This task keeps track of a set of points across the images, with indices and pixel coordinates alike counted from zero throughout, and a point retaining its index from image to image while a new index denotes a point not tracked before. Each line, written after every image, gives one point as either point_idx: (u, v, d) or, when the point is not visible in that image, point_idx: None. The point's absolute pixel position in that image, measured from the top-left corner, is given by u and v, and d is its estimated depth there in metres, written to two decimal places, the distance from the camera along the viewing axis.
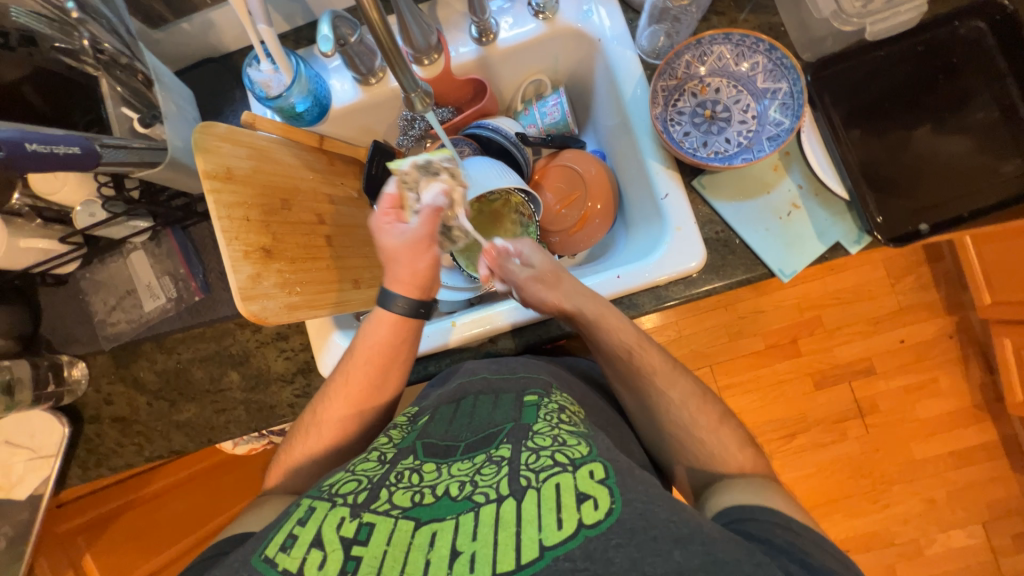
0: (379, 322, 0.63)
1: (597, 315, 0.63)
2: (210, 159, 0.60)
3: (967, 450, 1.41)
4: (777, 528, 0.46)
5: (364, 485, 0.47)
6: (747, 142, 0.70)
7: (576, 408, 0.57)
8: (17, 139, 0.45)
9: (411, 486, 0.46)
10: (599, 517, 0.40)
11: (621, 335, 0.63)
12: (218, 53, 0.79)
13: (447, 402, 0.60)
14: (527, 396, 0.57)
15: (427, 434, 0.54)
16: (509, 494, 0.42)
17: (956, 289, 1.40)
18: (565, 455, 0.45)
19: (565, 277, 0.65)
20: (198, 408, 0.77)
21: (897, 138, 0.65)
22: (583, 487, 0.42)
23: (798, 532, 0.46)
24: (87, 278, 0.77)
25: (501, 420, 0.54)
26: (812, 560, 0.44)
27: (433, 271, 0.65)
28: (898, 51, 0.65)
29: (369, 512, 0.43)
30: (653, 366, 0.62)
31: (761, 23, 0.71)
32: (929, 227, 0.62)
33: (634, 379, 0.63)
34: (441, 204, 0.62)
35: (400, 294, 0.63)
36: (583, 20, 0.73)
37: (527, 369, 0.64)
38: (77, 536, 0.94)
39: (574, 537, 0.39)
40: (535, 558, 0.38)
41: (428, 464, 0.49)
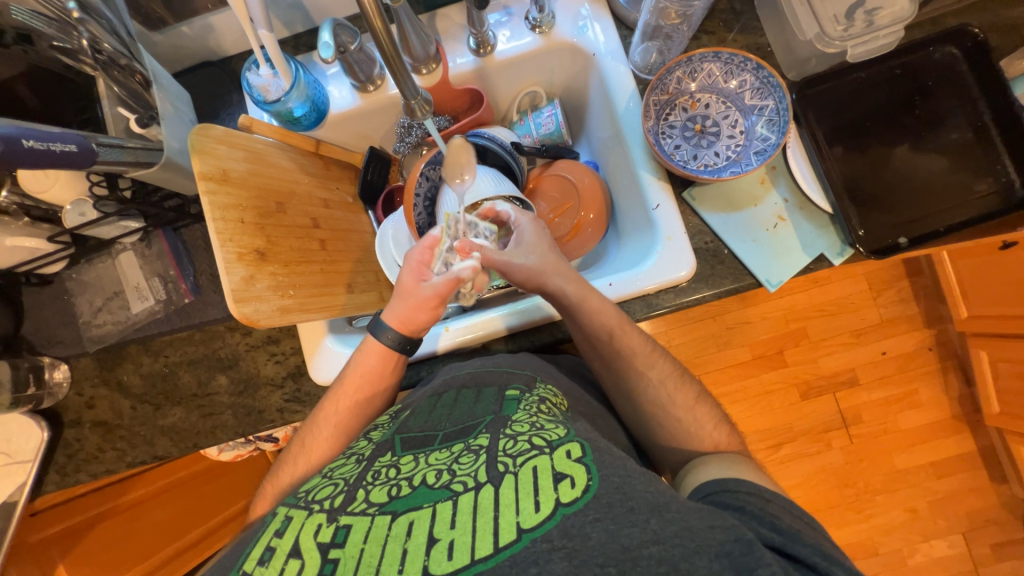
0: (368, 350, 0.65)
1: (579, 293, 0.64)
2: (207, 161, 0.60)
3: (947, 460, 1.44)
4: (749, 496, 0.47)
5: (341, 488, 0.47)
6: (736, 156, 0.73)
7: (559, 400, 0.57)
8: (14, 135, 0.45)
9: (388, 481, 0.46)
10: (576, 494, 0.40)
11: (601, 316, 0.63)
12: (216, 57, 0.79)
13: (427, 397, 0.60)
14: (507, 391, 0.57)
15: (406, 428, 0.54)
16: (487, 481, 0.42)
17: (935, 303, 1.45)
18: (542, 439, 0.46)
19: (550, 256, 0.66)
20: (184, 412, 0.76)
21: (878, 155, 0.68)
22: (561, 467, 0.42)
23: (770, 499, 0.47)
24: (74, 279, 0.75)
25: (481, 412, 0.53)
26: (783, 523, 0.44)
27: (429, 325, 0.66)
28: (877, 73, 0.68)
29: (346, 514, 0.43)
30: (647, 365, 0.63)
31: (749, 43, 0.74)
32: (908, 241, 0.64)
33: (622, 366, 0.63)
34: (465, 275, 0.62)
35: (392, 327, 0.65)
36: (579, 35, 0.75)
37: (512, 364, 0.64)
38: (50, 546, 0.89)
39: (551, 517, 0.39)
40: (512, 540, 0.38)
41: (406, 457, 0.49)
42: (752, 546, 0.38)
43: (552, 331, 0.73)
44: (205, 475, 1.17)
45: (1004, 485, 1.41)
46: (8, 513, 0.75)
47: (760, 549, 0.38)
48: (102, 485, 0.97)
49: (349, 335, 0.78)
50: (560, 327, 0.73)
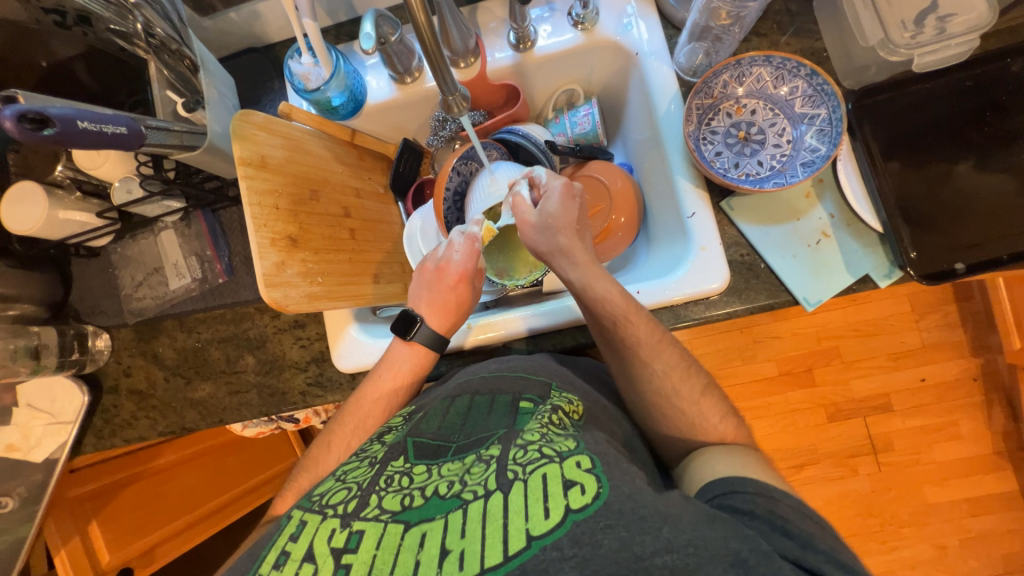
0: (400, 345, 0.68)
1: (589, 278, 0.62)
2: (246, 147, 0.61)
3: (984, 498, 1.36)
4: (756, 497, 0.45)
5: (354, 492, 0.47)
6: (780, 166, 0.69)
7: (573, 409, 0.55)
8: (70, 115, 0.46)
9: (401, 489, 0.46)
10: (586, 501, 0.39)
11: (610, 304, 0.60)
12: (261, 44, 0.80)
13: (441, 400, 0.60)
14: (521, 401, 0.56)
15: (418, 432, 0.55)
16: (496, 489, 0.42)
17: (984, 331, 1.36)
18: (552, 448, 0.45)
19: (572, 235, 0.63)
20: (212, 388, 0.78)
21: (938, 172, 0.63)
22: (571, 476, 0.42)
23: (778, 499, 0.45)
24: (118, 253, 0.79)
25: (494, 423, 0.53)
26: (794, 528, 0.42)
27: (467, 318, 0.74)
28: (944, 84, 0.64)
29: (359, 520, 0.44)
30: (652, 358, 0.59)
31: (803, 47, 0.70)
32: (965, 267, 0.60)
33: (623, 353, 0.61)
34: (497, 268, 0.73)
35: (425, 328, 0.68)
36: (622, 33, 0.73)
37: (527, 367, 0.63)
38: (84, 503, 0.92)
39: (561, 525, 0.38)
40: (522, 548, 0.38)
41: (419, 467, 0.49)
42: (768, 557, 0.37)
43: (574, 335, 0.73)
44: (229, 447, 1.22)
45: None
46: (48, 469, 0.79)
47: (776, 558, 0.37)
48: (133, 450, 1.01)
49: (373, 325, 0.79)
50: (583, 331, 0.72)
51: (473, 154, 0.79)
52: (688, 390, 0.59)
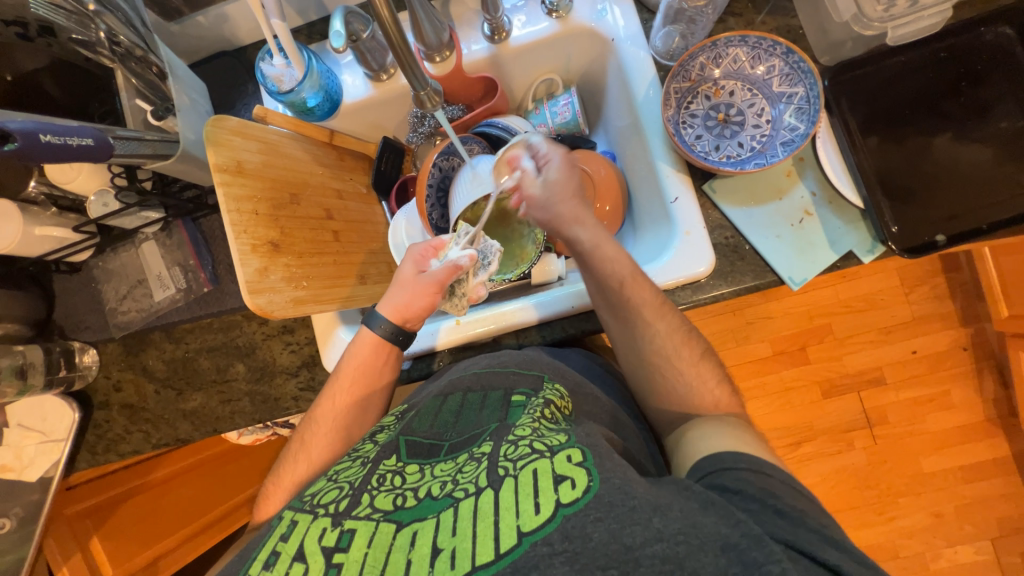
0: (361, 342, 0.66)
1: (592, 240, 0.63)
2: (222, 153, 0.60)
3: (978, 464, 1.38)
4: (748, 474, 0.45)
5: (346, 491, 0.47)
6: (761, 147, 0.69)
7: (564, 402, 0.56)
8: (31, 129, 0.45)
9: (393, 488, 0.47)
10: (577, 495, 0.40)
11: (615, 265, 0.61)
12: (232, 46, 0.79)
13: (432, 397, 0.60)
14: (512, 396, 0.57)
15: (411, 430, 0.55)
16: (488, 485, 0.43)
17: (973, 301, 1.37)
18: (543, 443, 0.45)
19: (574, 202, 0.64)
20: (204, 398, 0.78)
21: (916, 145, 0.64)
22: (561, 470, 0.42)
23: (769, 474, 0.46)
24: (100, 267, 0.78)
25: (486, 420, 0.54)
26: (785, 505, 0.43)
27: (425, 315, 0.67)
28: (919, 57, 0.64)
29: (351, 519, 0.44)
30: (656, 319, 0.60)
31: (779, 25, 0.70)
32: (946, 238, 0.60)
33: (630, 314, 0.61)
34: (464, 263, 0.65)
35: (386, 317, 0.66)
36: (597, 20, 0.73)
37: (519, 362, 0.63)
38: (84, 519, 0.93)
39: (551, 520, 0.38)
40: (513, 545, 0.38)
41: (411, 466, 0.49)
42: (759, 540, 0.37)
43: (563, 326, 0.73)
44: (226, 456, 1.21)
45: None
46: (44, 488, 0.79)
47: (767, 541, 0.37)
48: (130, 464, 1.01)
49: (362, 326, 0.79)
50: (571, 322, 0.73)
51: (454, 149, 0.78)
52: (677, 376, 0.59)
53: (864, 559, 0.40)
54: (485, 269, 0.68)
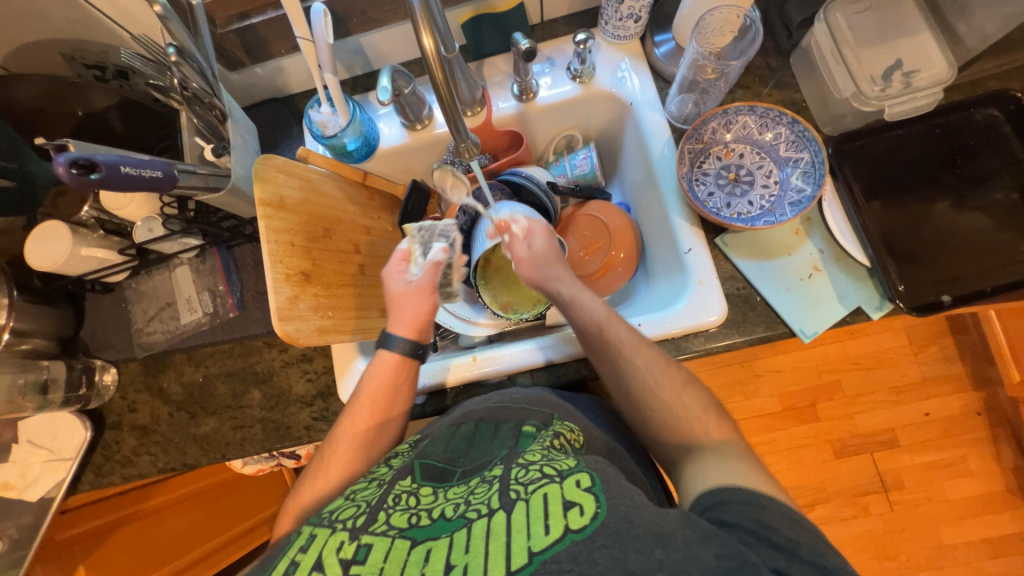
0: (380, 364, 0.67)
1: (571, 285, 0.69)
2: (266, 188, 0.65)
3: (1000, 538, 1.32)
4: (745, 508, 0.44)
5: (362, 509, 0.48)
6: (770, 206, 0.73)
7: (575, 435, 0.56)
8: (114, 161, 0.50)
9: (408, 508, 0.47)
10: (585, 522, 0.39)
11: (590, 310, 0.66)
12: (282, 94, 0.86)
13: (447, 426, 0.61)
14: (524, 427, 0.57)
15: (425, 454, 0.55)
16: (500, 507, 0.43)
17: (983, 364, 1.37)
18: (553, 468, 0.46)
19: (557, 261, 0.70)
20: (216, 423, 0.78)
21: (917, 210, 0.68)
22: (571, 496, 0.41)
23: (765, 506, 0.44)
24: (132, 288, 0.81)
25: (497, 447, 0.55)
26: (780, 538, 0.42)
27: (432, 317, 0.70)
28: (916, 132, 0.69)
29: (367, 534, 0.44)
30: (633, 354, 0.62)
31: (784, 98, 0.76)
32: (951, 299, 0.63)
33: (608, 353, 0.63)
34: (442, 258, 0.71)
35: (402, 336, 0.68)
36: (617, 86, 0.79)
37: (530, 399, 0.64)
38: (74, 545, 0.91)
39: (560, 540, 0.39)
40: (523, 564, 0.38)
41: (425, 488, 0.50)
42: None
43: (577, 367, 0.74)
44: (221, 489, 1.20)
45: None
46: (42, 509, 0.78)
47: None
48: (125, 490, 0.99)
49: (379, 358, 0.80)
50: (586, 363, 0.74)
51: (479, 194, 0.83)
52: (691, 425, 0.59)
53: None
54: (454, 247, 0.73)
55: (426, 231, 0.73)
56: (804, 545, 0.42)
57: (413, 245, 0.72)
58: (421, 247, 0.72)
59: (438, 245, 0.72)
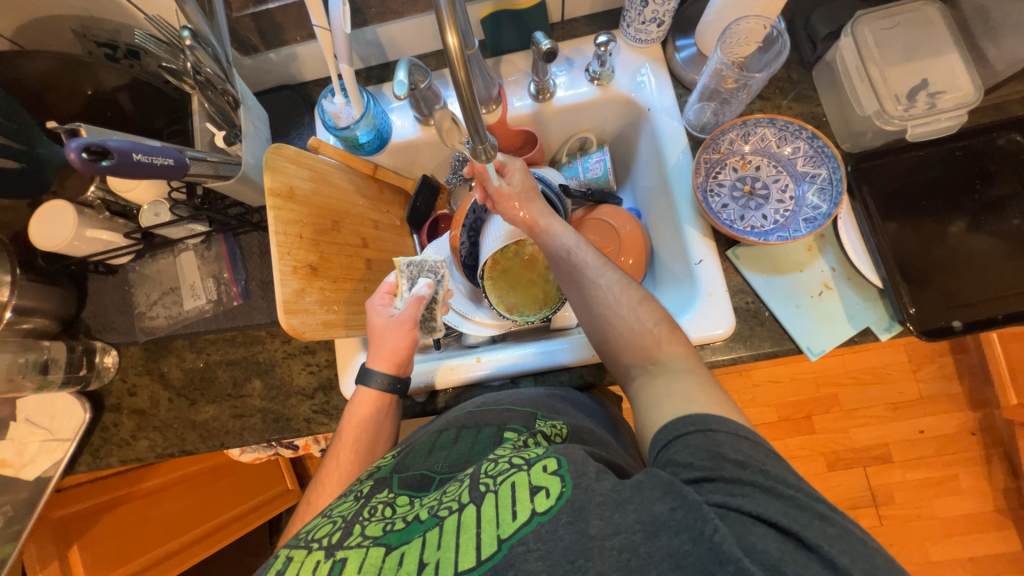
0: (362, 401, 0.67)
1: (545, 214, 0.70)
2: (277, 178, 0.64)
3: (987, 557, 1.34)
4: (696, 437, 0.45)
5: (338, 525, 0.47)
6: (784, 221, 0.72)
7: (557, 431, 0.56)
8: (127, 148, 0.50)
9: (384, 517, 0.47)
10: (551, 503, 0.40)
11: (561, 237, 0.67)
12: (295, 81, 0.85)
13: (429, 434, 0.60)
14: (505, 432, 0.56)
15: (403, 466, 0.55)
16: (469, 501, 0.43)
17: (981, 385, 1.37)
18: (522, 458, 0.45)
19: (534, 195, 0.71)
20: (216, 410, 0.78)
21: (931, 232, 0.67)
22: (537, 480, 0.42)
23: (715, 429, 0.45)
24: (136, 271, 0.80)
25: (476, 455, 0.54)
26: (727, 455, 0.42)
27: (412, 352, 0.69)
28: (935, 153, 0.68)
29: (342, 548, 0.44)
30: (598, 275, 0.63)
31: (804, 111, 0.75)
32: (962, 325, 0.63)
33: (575, 275, 0.64)
34: (426, 293, 0.70)
35: (380, 370, 0.68)
36: (635, 90, 0.78)
37: (513, 401, 0.63)
38: (68, 525, 0.89)
39: (527, 524, 0.39)
40: (493, 552, 0.39)
41: (402, 498, 0.50)
42: None
43: (582, 373, 0.74)
44: (213, 474, 1.20)
45: None
46: (38, 488, 0.77)
47: None
48: (119, 472, 0.99)
49: None
50: (590, 370, 0.73)
51: None
52: None
53: (819, 512, 0.39)
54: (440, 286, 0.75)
55: (416, 266, 0.73)
56: (754, 464, 0.42)
57: (400, 279, 0.73)
58: (407, 281, 0.73)
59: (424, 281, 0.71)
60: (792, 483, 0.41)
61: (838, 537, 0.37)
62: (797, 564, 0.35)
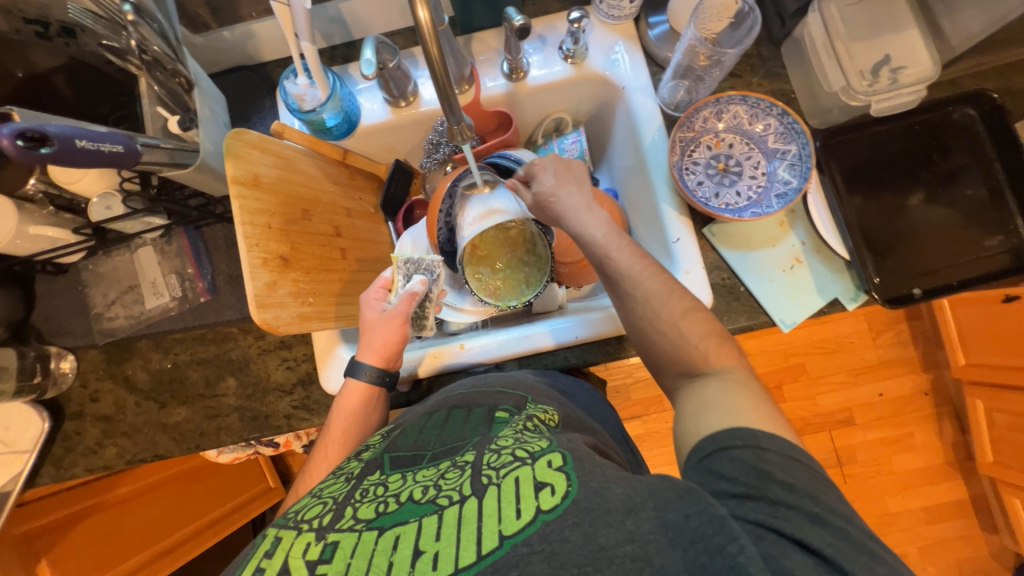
0: (349, 393, 0.66)
1: (578, 211, 0.65)
2: (239, 165, 0.61)
3: (938, 506, 1.45)
4: (744, 453, 0.44)
5: (330, 506, 0.47)
6: (757, 197, 0.73)
7: (549, 416, 0.56)
8: (68, 134, 0.46)
9: (377, 498, 0.46)
10: (556, 501, 0.41)
11: (598, 237, 0.63)
12: (252, 62, 0.80)
13: (420, 415, 0.60)
14: (497, 413, 0.57)
15: (395, 446, 0.55)
16: (471, 494, 0.43)
17: (933, 348, 1.47)
18: (525, 450, 0.47)
19: (569, 191, 0.66)
20: (189, 412, 0.75)
21: (893, 205, 0.70)
22: (543, 476, 0.43)
23: (765, 449, 0.44)
24: (89, 270, 0.75)
25: (469, 431, 0.54)
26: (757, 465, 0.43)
27: (403, 347, 0.69)
28: (896, 128, 0.71)
29: (335, 531, 0.44)
30: (634, 285, 0.59)
31: (774, 88, 0.76)
32: (922, 292, 0.66)
33: (613, 284, 0.62)
34: (420, 289, 0.69)
35: (370, 364, 0.67)
36: (610, 68, 0.77)
37: (505, 382, 0.64)
38: (34, 541, 0.85)
39: (532, 523, 0.40)
40: (494, 547, 0.39)
41: (394, 477, 0.49)
42: None
43: (565, 355, 0.74)
44: (191, 476, 1.17)
45: (992, 534, 1.43)
46: None
47: None
48: (90, 480, 0.96)
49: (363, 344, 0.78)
50: (574, 351, 0.74)
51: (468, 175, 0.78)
52: None
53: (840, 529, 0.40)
54: (436, 284, 0.73)
55: (413, 262, 0.72)
56: (801, 487, 0.42)
57: (395, 275, 0.72)
58: (403, 277, 0.72)
59: (419, 277, 0.70)
60: (815, 495, 0.42)
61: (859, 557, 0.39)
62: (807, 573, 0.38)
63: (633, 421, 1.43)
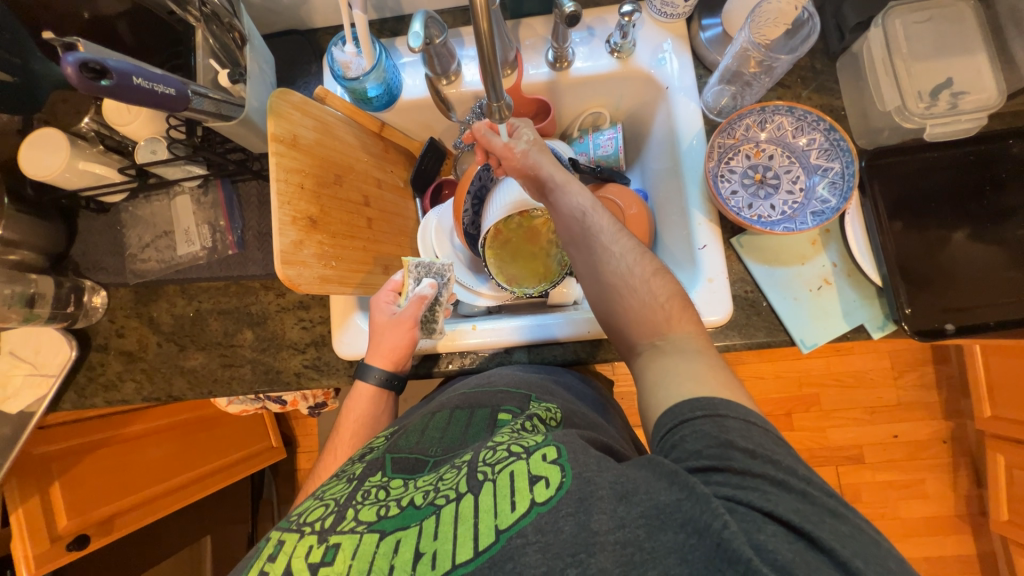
0: (359, 395, 0.69)
1: (560, 172, 0.66)
2: (280, 124, 0.62)
3: (941, 559, 1.40)
4: (704, 423, 0.44)
5: (331, 508, 0.47)
6: (792, 212, 0.72)
7: (551, 416, 0.56)
8: (128, 70, 0.48)
9: (378, 500, 0.47)
10: (550, 493, 0.41)
11: (577, 197, 0.64)
12: (303, 27, 0.82)
13: (422, 416, 0.61)
14: (499, 415, 0.57)
15: (396, 447, 0.55)
16: (467, 491, 0.43)
17: (957, 396, 1.40)
18: (520, 446, 0.46)
19: (546, 152, 0.67)
20: (205, 358, 0.77)
21: (936, 237, 0.67)
22: (538, 470, 0.43)
23: (724, 415, 0.44)
24: (129, 212, 0.78)
25: (471, 438, 0.55)
26: (737, 441, 0.42)
27: (411, 351, 0.69)
28: (949, 156, 0.68)
29: (336, 533, 0.44)
30: (611, 242, 0.60)
31: (823, 103, 0.74)
32: (955, 327, 0.63)
33: (587, 240, 0.61)
34: (428, 293, 0.70)
35: (378, 367, 0.68)
36: (656, 66, 0.76)
37: (507, 381, 0.63)
38: (50, 463, 0.88)
39: (526, 515, 0.40)
40: (491, 543, 0.39)
41: (395, 480, 0.50)
42: None
43: (575, 348, 0.74)
44: (200, 424, 1.21)
45: None
46: (19, 424, 0.76)
47: None
48: (107, 414, 0.99)
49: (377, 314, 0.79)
50: (584, 346, 0.74)
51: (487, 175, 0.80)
52: None
53: (831, 508, 0.39)
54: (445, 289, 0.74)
55: (424, 266, 0.73)
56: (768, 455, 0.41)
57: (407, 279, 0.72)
58: (413, 281, 0.72)
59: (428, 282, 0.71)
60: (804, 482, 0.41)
61: (849, 536, 0.38)
62: (808, 564, 0.35)
63: (634, 428, 1.42)
